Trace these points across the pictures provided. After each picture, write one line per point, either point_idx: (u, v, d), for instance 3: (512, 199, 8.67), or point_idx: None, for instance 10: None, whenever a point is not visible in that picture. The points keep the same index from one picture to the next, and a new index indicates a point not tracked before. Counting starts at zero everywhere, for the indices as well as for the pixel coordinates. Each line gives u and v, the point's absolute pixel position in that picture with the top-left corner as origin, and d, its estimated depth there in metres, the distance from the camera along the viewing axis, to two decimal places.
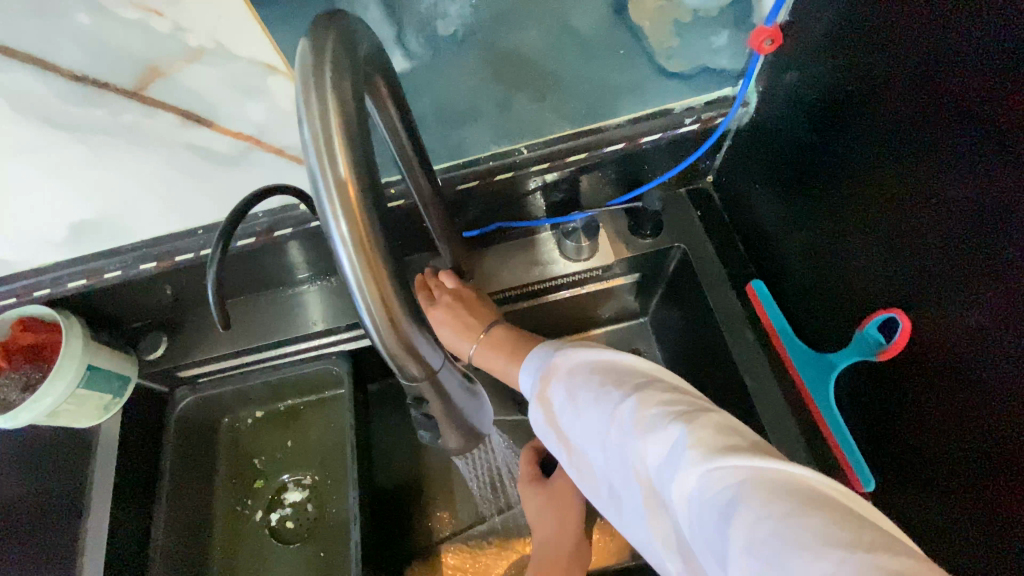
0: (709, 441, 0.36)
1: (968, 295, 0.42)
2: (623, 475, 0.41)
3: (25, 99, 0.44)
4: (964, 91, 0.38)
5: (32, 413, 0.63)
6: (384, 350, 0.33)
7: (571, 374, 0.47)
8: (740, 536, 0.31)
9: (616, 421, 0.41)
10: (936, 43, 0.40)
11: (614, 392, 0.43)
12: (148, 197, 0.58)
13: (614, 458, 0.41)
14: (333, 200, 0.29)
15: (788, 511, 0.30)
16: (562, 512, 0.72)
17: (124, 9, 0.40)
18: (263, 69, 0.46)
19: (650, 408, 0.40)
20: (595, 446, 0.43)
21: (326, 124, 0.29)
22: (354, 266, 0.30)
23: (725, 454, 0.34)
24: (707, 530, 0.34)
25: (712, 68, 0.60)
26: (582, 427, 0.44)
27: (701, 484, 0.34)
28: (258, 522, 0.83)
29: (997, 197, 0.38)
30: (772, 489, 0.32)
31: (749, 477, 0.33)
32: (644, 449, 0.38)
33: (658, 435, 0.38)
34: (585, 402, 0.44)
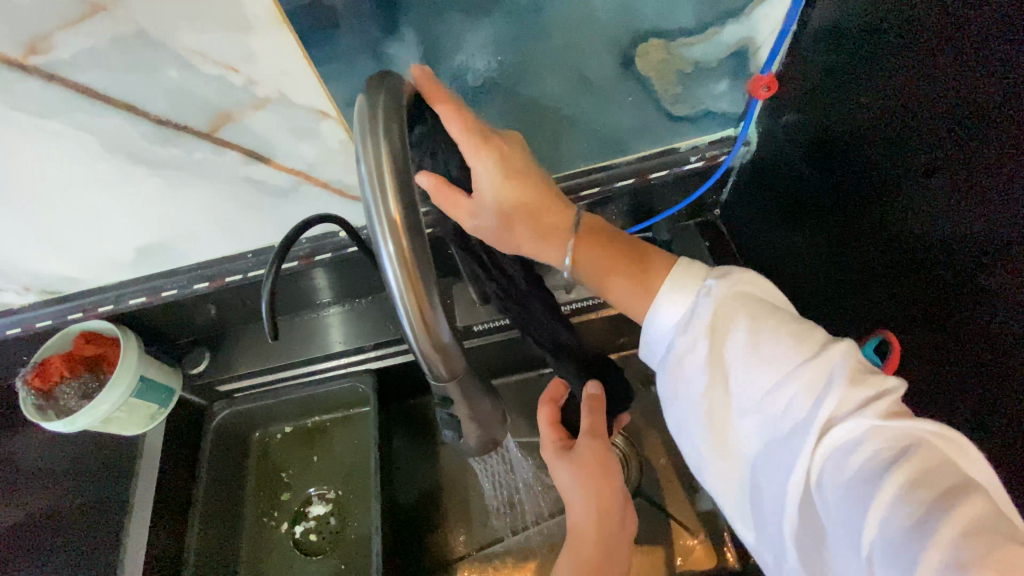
0: (892, 408, 0.39)
1: (950, 321, 0.46)
2: (778, 420, 0.42)
3: (117, 138, 0.52)
4: (943, 140, 0.43)
5: (89, 417, 0.69)
6: (419, 351, 0.38)
7: (749, 313, 0.46)
8: (894, 501, 0.35)
9: (814, 365, 0.41)
10: (917, 95, 0.45)
11: (814, 344, 0.42)
12: (206, 224, 0.65)
13: (783, 397, 0.42)
14: (384, 224, 0.34)
15: (946, 488, 0.35)
16: (597, 482, 0.61)
17: (208, 66, 0.47)
18: (318, 115, 0.53)
19: (855, 363, 0.41)
20: (756, 391, 0.44)
21: (379, 161, 0.34)
22: (399, 280, 0.35)
23: (915, 424, 0.37)
24: (855, 491, 0.37)
25: (715, 111, 0.65)
26: (747, 370, 0.44)
27: (872, 444, 0.37)
28: (283, 533, 0.86)
29: (973, 233, 0.42)
30: (942, 468, 0.36)
31: (924, 450, 0.36)
32: (845, 400, 0.39)
33: (868, 391, 0.39)
34: (770, 349, 0.43)
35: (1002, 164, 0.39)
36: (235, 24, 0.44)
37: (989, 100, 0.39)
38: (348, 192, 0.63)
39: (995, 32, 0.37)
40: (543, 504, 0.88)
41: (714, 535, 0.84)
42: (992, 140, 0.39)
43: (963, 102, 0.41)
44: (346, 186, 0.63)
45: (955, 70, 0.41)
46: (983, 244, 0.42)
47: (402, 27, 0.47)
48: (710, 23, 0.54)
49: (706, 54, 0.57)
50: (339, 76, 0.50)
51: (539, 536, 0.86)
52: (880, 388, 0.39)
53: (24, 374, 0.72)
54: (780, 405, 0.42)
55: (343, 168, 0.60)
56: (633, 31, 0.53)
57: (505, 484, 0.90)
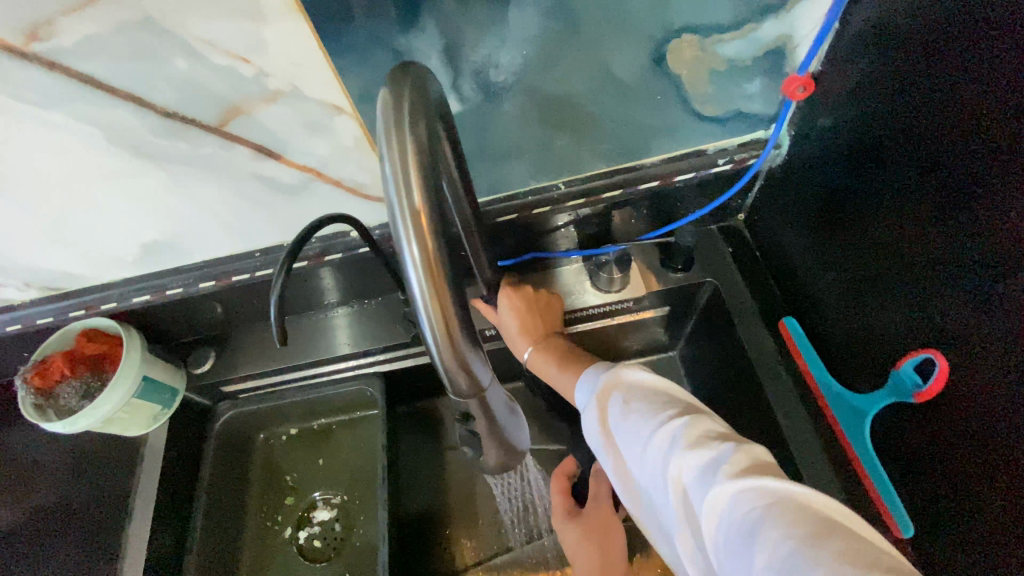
0: (738, 466, 0.38)
1: (1004, 340, 0.42)
2: (654, 489, 0.42)
3: (121, 131, 0.49)
4: (1002, 141, 0.40)
5: (89, 418, 0.67)
6: (441, 363, 0.35)
7: (622, 391, 0.48)
8: (762, 557, 0.33)
9: (663, 435, 0.42)
10: (971, 93, 0.41)
11: (668, 412, 0.44)
12: (213, 222, 0.63)
13: (652, 469, 0.42)
14: (410, 225, 0.32)
15: (810, 538, 0.33)
16: (603, 542, 0.63)
17: (217, 57, 0.44)
18: (332, 110, 0.50)
19: (698, 427, 0.41)
20: (636, 465, 0.44)
21: (403, 161, 0.32)
22: (422, 285, 0.32)
23: (755, 479, 0.36)
24: (727, 553, 0.36)
25: (746, 112, 0.62)
26: (628, 443, 0.45)
27: (726, 503, 0.37)
28: (287, 538, 0.84)
29: None
30: (795, 519, 0.34)
31: (779, 502, 0.35)
32: (686, 463, 0.40)
33: (704, 450, 0.40)
34: (636, 418, 0.45)
35: None
36: (246, 12, 0.42)
37: None
38: (360, 190, 0.61)
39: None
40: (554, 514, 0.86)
41: None
42: None
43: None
44: (359, 184, 0.60)
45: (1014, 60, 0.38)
46: None
47: (423, 18, 0.45)
48: (747, 19, 0.51)
49: (740, 52, 0.54)
50: (356, 69, 0.47)
51: (549, 547, 0.84)
52: (719, 448, 0.39)
53: (24, 371, 0.70)
54: (651, 472, 0.42)
55: (356, 166, 0.57)
56: (666, 25, 0.50)
57: (516, 493, 0.88)
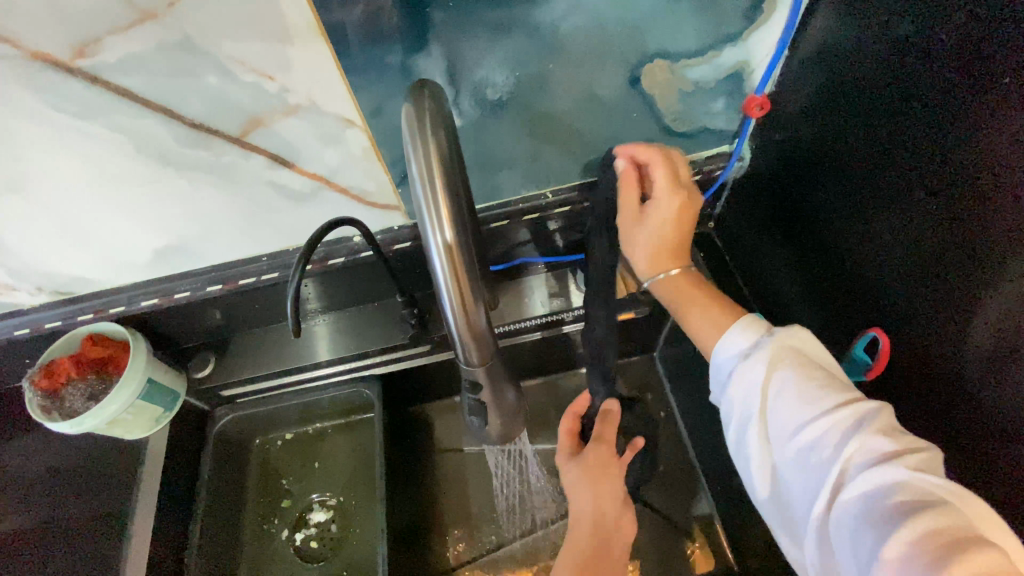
0: (923, 465, 0.42)
1: (939, 329, 0.49)
2: (801, 450, 0.47)
3: (149, 141, 0.54)
4: (930, 154, 0.47)
5: (95, 419, 0.70)
6: (456, 334, 0.40)
7: (795, 359, 0.51)
8: (908, 547, 0.38)
9: (847, 413, 0.46)
10: (900, 111, 0.49)
11: (848, 395, 0.47)
12: (226, 227, 0.67)
13: (820, 438, 0.46)
14: (436, 216, 0.37)
15: (962, 543, 0.37)
16: (599, 481, 0.72)
17: (245, 74, 0.50)
18: (344, 123, 0.56)
19: (884, 419, 0.45)
20: (795, 427, 0.48)
21: (425, 161, 0.37)
22: (443, 265, 0.38)
23: (930, 477, 0.41)
24: (869, 528, 0.41)
25: (711, 128, 0.69)
26: (785, 406, 0.49)
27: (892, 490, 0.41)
28: (284, 540, 0.86)
29: (959, 227, 0.46)
30: (954, 520, 0.39)
31: (949, 508, 0.40)
32: (867, 446, 0.44)
33: (891, 440, 0.44)
34: (811, 391, 0.48)
35: (980, 159, 0.43)
36: (275, 35, 0.47)
37: (968, 106, 0.43)
38: (365, 197, 0.66)
39: (979, 60, 0.41)
40: (546, 509, 0.89)
41: (711, 538, 0.87)
42: (970, 143, 0.44)
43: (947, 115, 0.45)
44: (364, 192, 0.65)
45: (934, 83, 0.45)
46: (970, 236, 0.45)
47: (430, 42, 0.51)
48: (709, 47, 0.59)
49: (705, 75, 0.62)
50: (368, 87, 0.53)
51: (543, 540, 0.87)
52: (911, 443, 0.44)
53: (31, 375, 0.72)
54: (809, 437, 0.47)
55: (363, 174, 0.63)
56: (641, 51, 0.57)
57: (509, 490, 0.91)
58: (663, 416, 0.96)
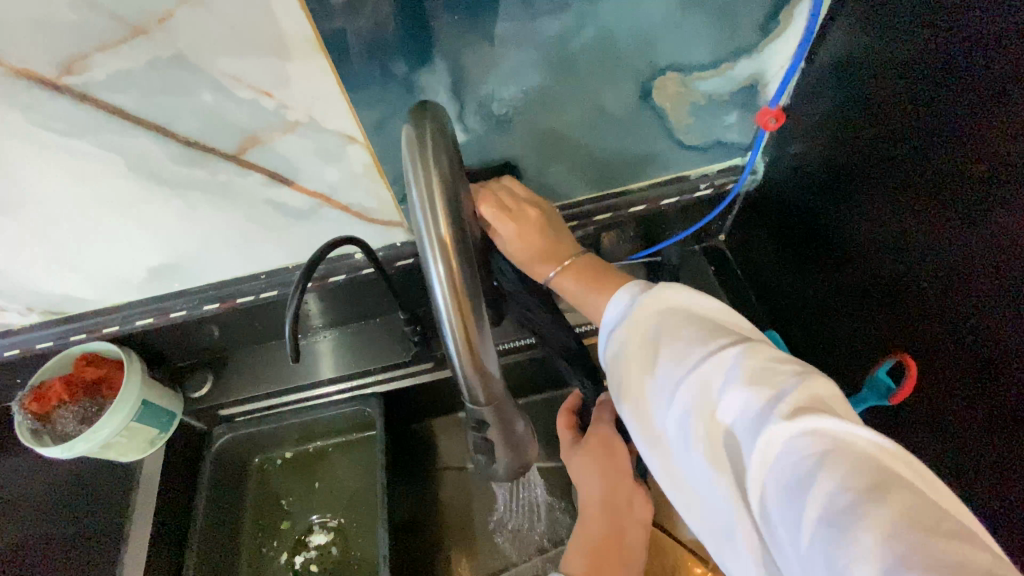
0: (804, 404, 0.37)
1: (957, 342, 0.48)
2: (688, 429, 0.40)
3: (142, 159, 0.52)
4: (953, 167, 0.45)
5: (87, 443, 0.67)
6: (461, 371, 0.38)
7: (663, 318, 0.45)
8: (822, 509, 0.34)
9: (717, 365, 0.40)
10: (921, 124, 0.47)
11: (719, 341, 0.42)
12: (222, 246, 0.65)
13: (696, 403, 0.40)
14: (437, 245, 0.35)
15: (875, 488, 0.33)
16: (604, 465, 0.65)
17: (241, 91, 0.48)
18: (345, 139, 0.54)
19: (760, 360, 0.39)
20: (670, 396, 0.42)
21: (430, 187, 0.35)
22: (446, 297, 0.36)
23: (823, 422, 0.36)
24: (787, 500, 0.35)
25: (724, 141, 0.67)
26: (666, 378, 0.42)
27: (789, 448, 0.36)
28: (283, 564, 0.83)
29: (983, 243, 0.44)
30: (853, 465, 0.34)
31: (836, 447, 0.35)
32: (741, 398, 0.38)
33: (764, 388, 0.38)
34: (681, 350, 0.42)
35: (1005, 176, 0.41)
36: (271, 50, 0.45)
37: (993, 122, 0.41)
38: (366, 214, 0.64)
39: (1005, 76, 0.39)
40: (553, 531, 0.87)
41: None
42: (995, 160, 0.42)
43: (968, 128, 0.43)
44: (366, 209, 0.63)
45: (958, 96, 0.43)
46: (995, 256, 0.43)
47: (434, 57, 0.49)
48: (722, 59, 0.57)
49: (718, 88, 0.60)
50: (370, 102, 0.50)
51: (550, 563, 0.84)
52: (781, 384, 0.38)
53: (22, 397, 0.70)
54: (693, 411, 0.40)
55: (364, 191, 0.61)
56: (653, 65, 0.55)
57: (516, 510, 0.89)
58: None
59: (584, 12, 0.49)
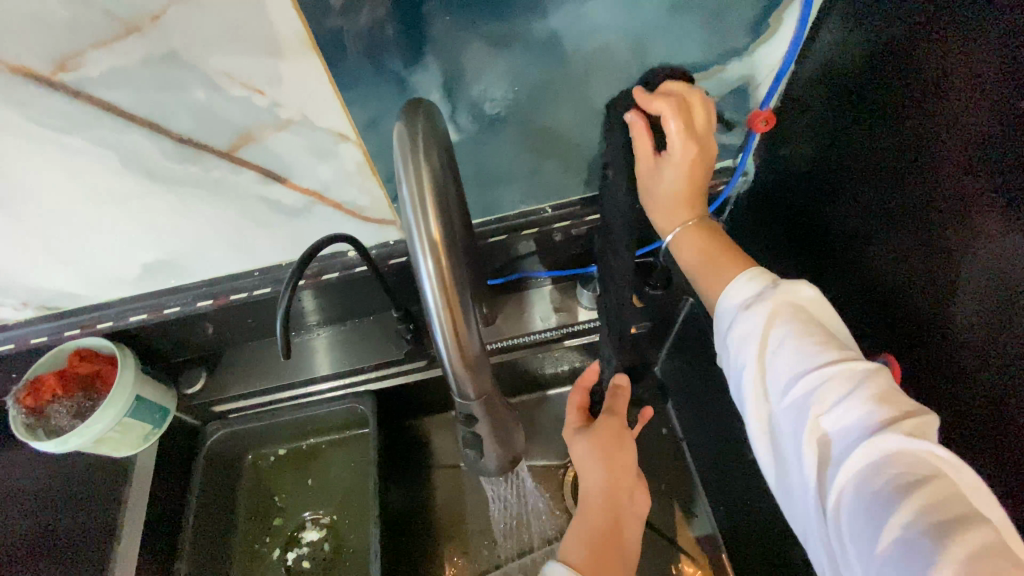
0: (917, 428, 0.39)
1: (942, 351, 0.47)
2: (793, 415, 0.43)
3: (136, 155, 0.52)
4: (952, 172, 0.44)
5: (81, 437, 0.68)
6: (449, 367, 0.39)
7: (794, 317, 0.46)
8: (902, 528, 0.36)
9: (843, 374, 0.42)
10: (924, 127, 0.46)
11: (848, 354, 0.43)
12: (215, 243, 0.65)
13: (812, 403, 0.42)
14: (425, 242, 0.35)
15: (957, 519, 0.35)
16: (616, 458, 0.66)
17: (234, 88, 0.48)
18: (337, 137, 0.54)
19: (884, 382, 0.41)
20: (786, 387, 0.44)
21: (418, 184, 0.35)
22: (434, 293, 0.36)
23: (932, 448, 0.38)
24: (867, 505, 0.38)
25: (715, 142, 0.68)
26: (785, 370, 0.45)
27: (885, 463, 0.38)
28: (276, 560, 0.84)
29: (979, 252, 0.43)
30: (950, 495, 0.36)
31: (937, 476, 0.37)
32: (860, 410, 0.40)
33: (886, 406, 0.40)
34: (807, 350, 0.44)
35: (1002, 182, 0.40)
36: (265, 48, 0.46)
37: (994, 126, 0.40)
38: (360, 212, 0.65)
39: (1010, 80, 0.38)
40: (544, 529, 0.87)
41: (715, 560, 0.84)
42: (994, 166, 0.40)
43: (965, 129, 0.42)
44: (359, 207, 0.64)
45: (963, 100, 0.42)
46: (988, 264, 0.42)
47: (426, 57, 0.49)
48: (713, 61, 0.57)
49: (708, 89, 0.60)
50: (362, 100, 0.51)
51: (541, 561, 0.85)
52: (906, 407, 0.40)
53: (16, 391, 0.70)
54: (803, 404, 0.43)
55: (357, 189, 0.61)
56: (644, 66, 0.56)
57: (508, 508, 0.89)
58: (663, 432, 0.95)
59: (574, 14, 0.49)
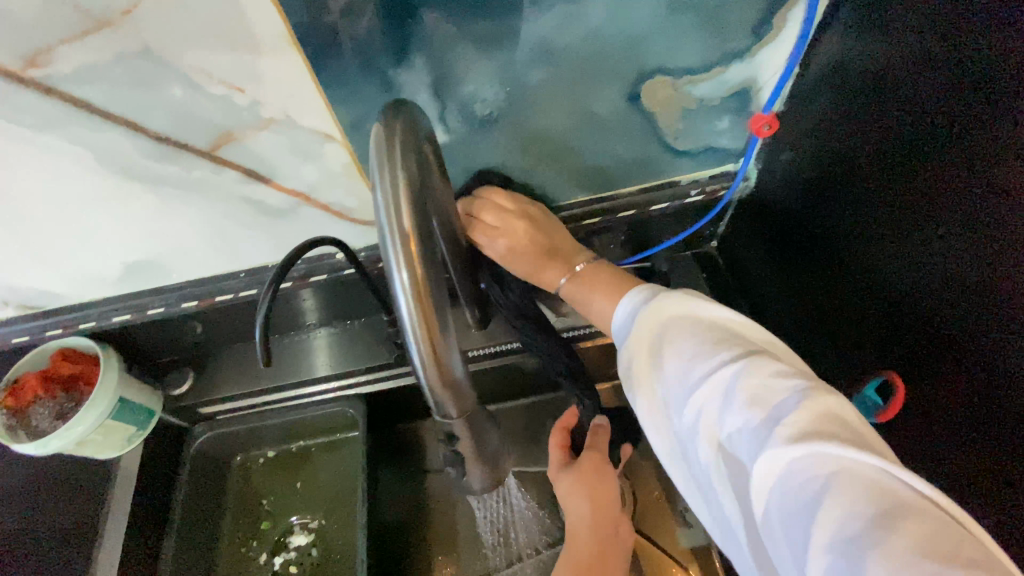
0: (807, 421, 0.36)
1: (940, 356, 0.46)
2: (695, 440, 0.42)
3: (113, 154, 0.50)
4: (938, 174, 0.44)
5: (61, 441, 0.66)
6: (427, 384, 0.36)
7: (674, 333, 0.47)
8: (825, 531, 0.33)
9: (721, 384, 0.41)
10: (909, 132, 0.46)
11: (727, 357, 0.43)
12: (199, 244, 0.64)
13: (699, 419, 0.42)
14: (400, 252, 0.33)
15: (885, 512, 0.32)
16: (598, 495, 0.69)
17: (212, 86, 0.46)
18: (322, 137, 0.52)
19: (765, 376, 0.40)
20: (680, 408, 0.44)
21: (394, 193, 0.33)
22: (409, 307, 0.34)
23: (825, 439, 0.35)
24: (787, 516, 0.35)
25: (715, 147, 0.65)
26: (676, 391, 0.44)
27: (780, 469, 0.36)
28: (262, 565, 0.82)
29: (970, 251, 0.42)
30: (864, 486, 0.33)
31: (838, 467, 0.34)
32: (740, 417, 0.39)
33: (767, 404, 0.38)
34: (687, 364, 0.44)
35: (992, 180, 0.40)
36: (243, 46, 0.44)
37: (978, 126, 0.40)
38: (348, 214, 0.63)
39: (987, 82, 0.39)
40: (535, 538, 0.86)
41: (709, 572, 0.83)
42: (981, 166, 0.41)
43: (953, 118, 0.42)
44: (346, 209, 0.62)
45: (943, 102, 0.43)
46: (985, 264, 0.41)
47: (413, 56, 0.47)
48: (714, 63, 0.55)
49: (710, 92, 0.58)
50: (347, 100, 0.49)
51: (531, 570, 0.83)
52: (783, 398, 0.38)
53: None
54: (698, 427, 0.42)
55: (344, 191, 0.59)
56: (642, 67, 0.53)
57: (500, 516, 0.88)
58: None
59: (569, 13, 0.47)
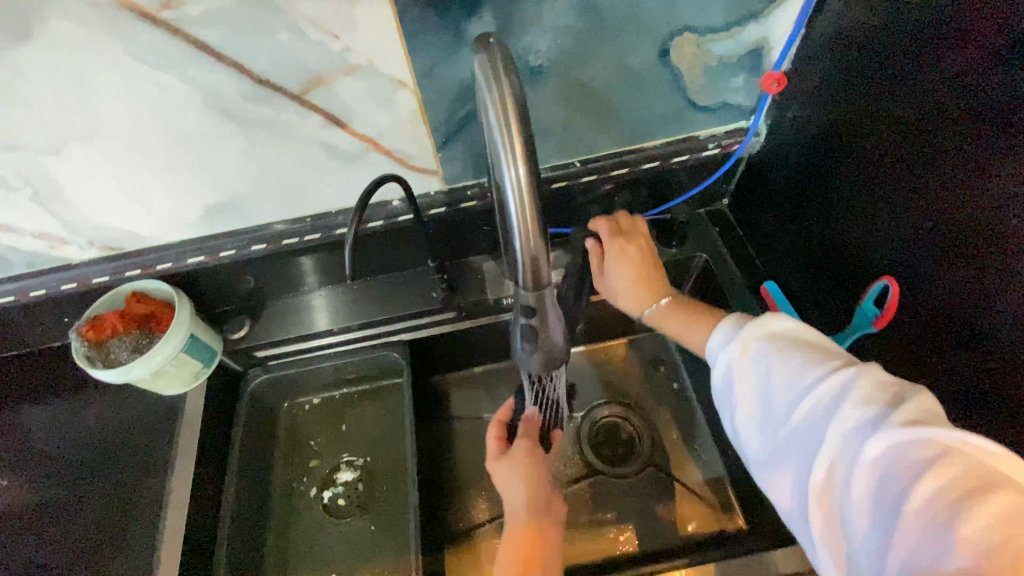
0: (913, 416, 0.42)
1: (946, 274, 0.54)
2: (798, 423, 0.47)
3: (217, 95, 0.58)
4: (947, 131, 0.51)
5: (140, 368, 0.73)
6: (520, 256, 0.45)
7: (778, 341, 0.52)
8: (922, 500, 0.38)
9: (832, 383, 0.47)
10: (916, 93, 0.53)
11: (835, 363, 0.48)
12: (274, 188, 0.71)
13: (810, 411, 0.47)
14: (511, 149, 0.41)
15: (975, 489, 0.37)
16: (532, 477, 0.74)
17: (313, 32, 0.54)
18: (397, 84, 0.60)
19: (872, 381, 0.45)
20: (786, 399, 0.49)
21: (495, 99, 0.41)
22: (515, 193, 0.42)
23: (938, 429, 0.41)
24: (881, 489, 0.41)
25: (731, 103, 0.74)
26: (781, 385, 0.50)
27: (891, 452, 0.41)
28: (312, 498, 0.89)
29: (979, 195, 0.49)
30: (962, 465, 0.39)
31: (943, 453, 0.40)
32: (854, 411, 0.44)
33: (876, 402, 0.44)
34: (793, 363, 0.50)
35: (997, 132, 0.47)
36: None
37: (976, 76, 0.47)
38: (408, 161, 0.71)
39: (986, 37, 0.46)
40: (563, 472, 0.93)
41: (723, 499, 0.91)
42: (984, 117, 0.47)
43: (957, 71, 0.49)
44: (407, 155, 0.70)
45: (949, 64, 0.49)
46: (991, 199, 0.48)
47: (483, 9, 0.55)
48: (733, 23, 0.64)
49: (728, 50, 0.67)
50: (423, 47, 0.57)
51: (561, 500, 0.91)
52: (895, 398, 0.44)
53: (78, 325, 0.75)
54: (805, 417, 0.47)
55: (408, 137, 0.67)
56: (672, 25, 0.62)
57: None
58: (674, 387, 1.01)
59: None
